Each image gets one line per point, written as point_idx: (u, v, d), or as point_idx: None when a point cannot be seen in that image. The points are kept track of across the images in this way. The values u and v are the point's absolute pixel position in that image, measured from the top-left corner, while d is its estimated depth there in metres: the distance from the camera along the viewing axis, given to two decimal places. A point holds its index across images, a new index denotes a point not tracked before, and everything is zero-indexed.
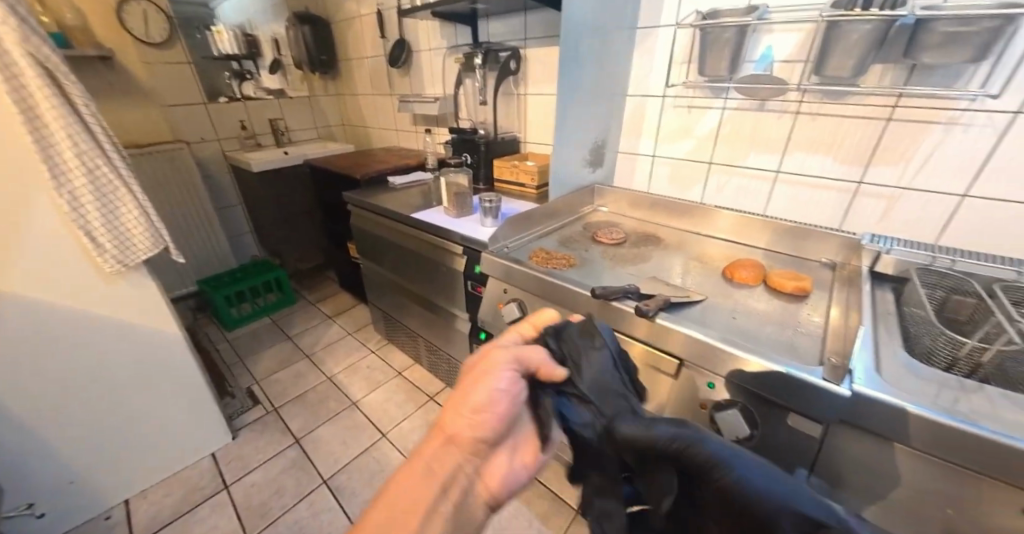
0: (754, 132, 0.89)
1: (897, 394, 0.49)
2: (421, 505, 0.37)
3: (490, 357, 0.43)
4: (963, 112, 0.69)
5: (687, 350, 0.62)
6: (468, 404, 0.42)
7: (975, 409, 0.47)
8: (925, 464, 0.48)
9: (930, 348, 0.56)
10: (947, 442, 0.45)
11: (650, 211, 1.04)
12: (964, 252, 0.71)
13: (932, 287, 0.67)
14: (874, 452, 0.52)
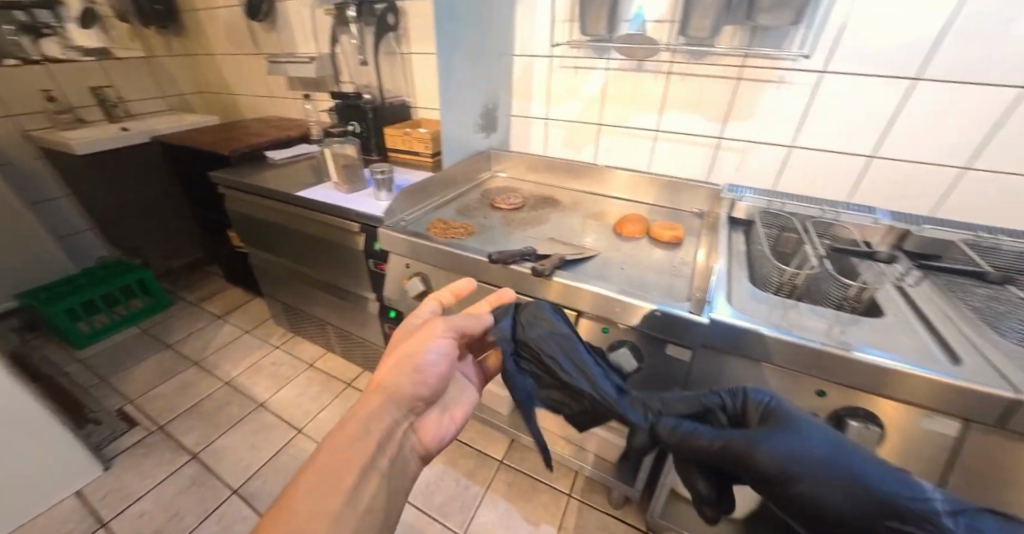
0: (635, 90, 0.96)
1: (738, 317, 0.58)
2: (359, 459, 0.40)
3: (430, 326, 0.50)
4: (788, 71, 0.83)
5: (578, 302, 0.67)
6: (407, 366, 0.47)
7: (793, 322, 0.58)
8: (757, 369, 0.60)
9: (766, 276, 0.69)
10: (771, 349, 0.56)
11: (545, 173, 1.10)
12: (791, 196, 0.89)
13: (770, 226, 0.80)
14: (726, 364, 0.62)
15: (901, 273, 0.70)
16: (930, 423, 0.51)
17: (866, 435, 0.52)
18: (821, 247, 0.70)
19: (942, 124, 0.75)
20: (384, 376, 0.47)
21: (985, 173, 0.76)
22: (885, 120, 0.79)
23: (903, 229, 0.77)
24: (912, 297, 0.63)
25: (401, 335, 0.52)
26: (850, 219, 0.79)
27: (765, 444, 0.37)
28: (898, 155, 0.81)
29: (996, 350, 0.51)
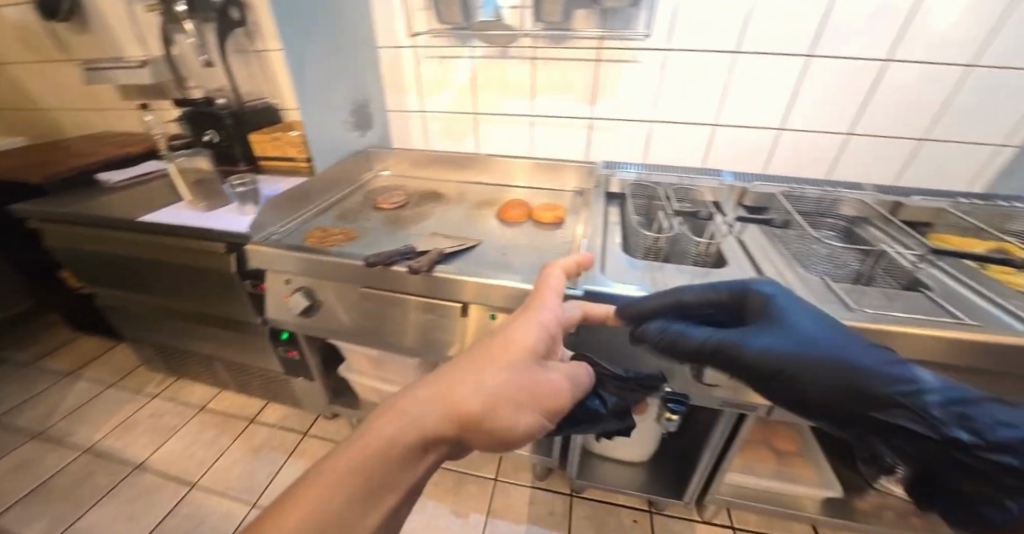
0: (502, 77, 1.01)
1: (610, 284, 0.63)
2: (386, 484, 0.30)
3: (542, 376, 0.37)
4: (638, 50, 0.92)
5: (464, 294, 0.68)
6: (501, 416, 0.34)
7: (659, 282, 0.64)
8: None
9: (634, 243, 0.77)
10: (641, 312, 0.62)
11: (431, 168, 1.12)
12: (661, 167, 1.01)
13: (638, 197, 0.88)
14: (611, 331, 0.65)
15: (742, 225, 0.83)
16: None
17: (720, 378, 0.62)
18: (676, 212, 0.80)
19: (755, 90, 0.94)
20: (477, 391, 0.34)
21: (794, 131, 0.98)
22: (719, 91, 0.94)
23: (736, 189, 0.91)
24: (747, 246, 0.75)
25: (514, 340, 0.38)
26: (704, 183, 0.92)
27: (751, 340, 0.39)
28: (735, 122, 0.98)
29: (798, 283, 0.65)
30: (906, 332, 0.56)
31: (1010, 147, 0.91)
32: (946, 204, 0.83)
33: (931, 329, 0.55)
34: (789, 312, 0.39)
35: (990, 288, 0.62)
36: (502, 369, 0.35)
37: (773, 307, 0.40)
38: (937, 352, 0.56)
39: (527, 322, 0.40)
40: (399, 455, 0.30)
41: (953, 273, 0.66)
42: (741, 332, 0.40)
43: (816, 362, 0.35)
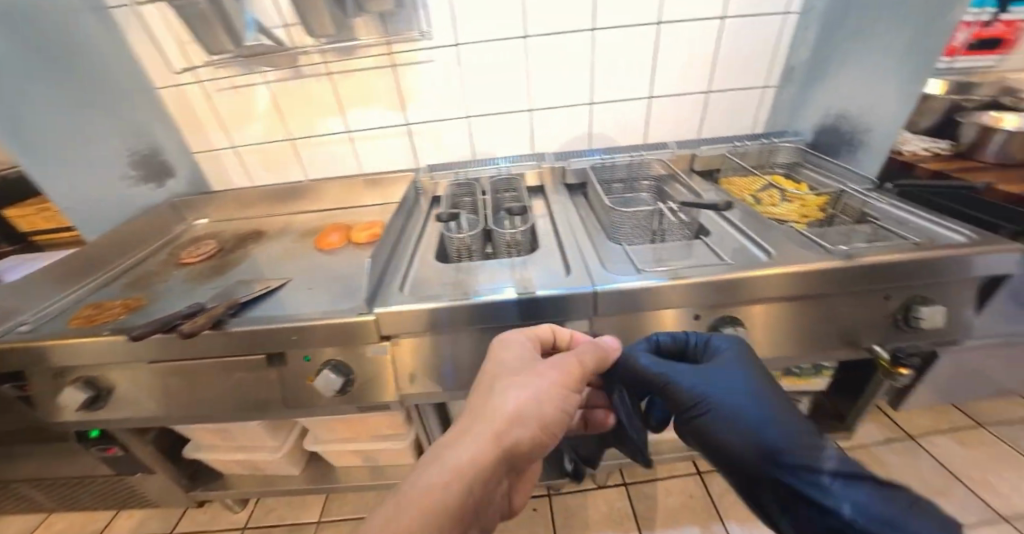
0: (305, 98, 0.97)
1: (429, 298, 0.67)
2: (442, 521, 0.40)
3: (554, 395, 0.48)
4: (428, 50, 0.93)
5: (264, 343, 0.64)
6: (527, 413, 0.46)
7: (458, 282, 0.72)
8: (448, 337, 0.69)
9: (446, 248, 0.83)
10: (445, 317, 0.66)
11: (256, 206, 1.03)
12: (481, 162, 1.05)
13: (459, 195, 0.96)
14: (427, 344, 0.69)
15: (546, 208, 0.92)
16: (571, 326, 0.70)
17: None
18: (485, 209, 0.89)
19: (551, 71, 0.97)
20: (502, 413, 0.45)
21: (600, 104, 1.03)
22: (521, 77, 0.98)
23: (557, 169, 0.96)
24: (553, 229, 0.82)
25: (513, 355, 0.52)
26: (515, 167, 0.98)
27: (691, 383, 0.46)
28: (546, 104, 1.02)
29: (597, 256, 0.73)
30: (672, 282, 0.67)
31: (771, 87, 1.05)
32: (725, 150, 1.01)
33: (699, 278, 0.68)
34: (737, 355, 0.49)
35: (751, 230, 0.78)
36: (511, 378, 0.48)
37: (726, 350, 0.50)
38: (695, 293, 0.68)
39: (508, 342, 0.54)
40: (450, 490, 0.41)
41: (734, 222, 0.82)
42: (688, 373, 0.47)
43: (739, 406, 0.44)
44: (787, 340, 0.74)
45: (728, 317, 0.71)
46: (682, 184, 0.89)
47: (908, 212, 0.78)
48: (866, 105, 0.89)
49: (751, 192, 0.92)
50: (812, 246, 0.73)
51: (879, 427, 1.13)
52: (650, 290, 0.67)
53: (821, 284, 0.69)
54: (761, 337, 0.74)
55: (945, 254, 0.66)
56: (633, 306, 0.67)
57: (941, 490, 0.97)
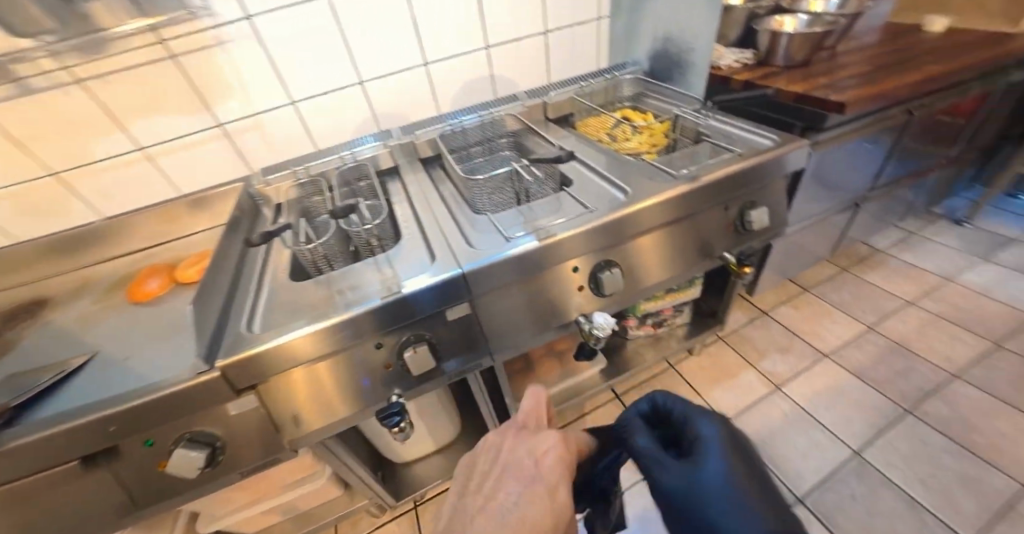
0: (58, 118, 0.73)
1: (298, 322, 0.58)
2: None
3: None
4: (217, 29, 0.76)
5: (70, 449, 0.50)
6: None
7: (320, 298, 0.63)
8: (326, 364, 0.62)
9: (299, 261, 0.74)
10: (318, 343, 0.59)
11: (26, 269, 0.79)
12: (324, 152, 0.94)
13: (310, 197, 0.88)
14: (305, 379, 0.61)
15: (404, 190, 0.90)
16: (454, 312, 0.68)
17: (417, 355, 0.64)
18: (339, 203, 0.81)
19: (376, 35, 0.86)
20: None
21: (437, 63, 0.95)
22: (340, 45, 0.85)
23: (408, 145, 0.94)
24: (417, 212, 0.81)
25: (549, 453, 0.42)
26: (363, 154, 0.92)
27: (666, 473, 0.39)
28: (382, 74, 0.91)
29: (464, 236, 0.72)
30: (539, 242, 0.67)
31: (605, 17, 1.07)
32: (572, 93, 1.04)
33: (564, 234, 0.68)
34: (719, 456, 0.38)
35: (608, 172, 0.82)
36: (562, 489, 0.38)
37: (704, 448, 0.39)
38: (563, 249, 0.69)
39: (539, 435, 0.42)
40: None
41: (595, 169, 0.84)
42: (667, 462, 0.40)
43: (713, 515, 0.34)
44: (654, 266, 0.80)
45: (605, 260, 0.75)
46: (535, 139, 0.94)
47: (724, 125, 0.90)
48: (687, 22, 0.94)
49: (606, 130, 0.96)
50: (660, 174, 0.79)
51: (742, 309, 1.35)
52: (520, 256, 0.67)
53: (675, 210, 0.75)
54: (632, 269, 0.78)
55: (747, 160, 0.78)
56: (519, 273, 0.68)
57: (788, 347, 1.21)
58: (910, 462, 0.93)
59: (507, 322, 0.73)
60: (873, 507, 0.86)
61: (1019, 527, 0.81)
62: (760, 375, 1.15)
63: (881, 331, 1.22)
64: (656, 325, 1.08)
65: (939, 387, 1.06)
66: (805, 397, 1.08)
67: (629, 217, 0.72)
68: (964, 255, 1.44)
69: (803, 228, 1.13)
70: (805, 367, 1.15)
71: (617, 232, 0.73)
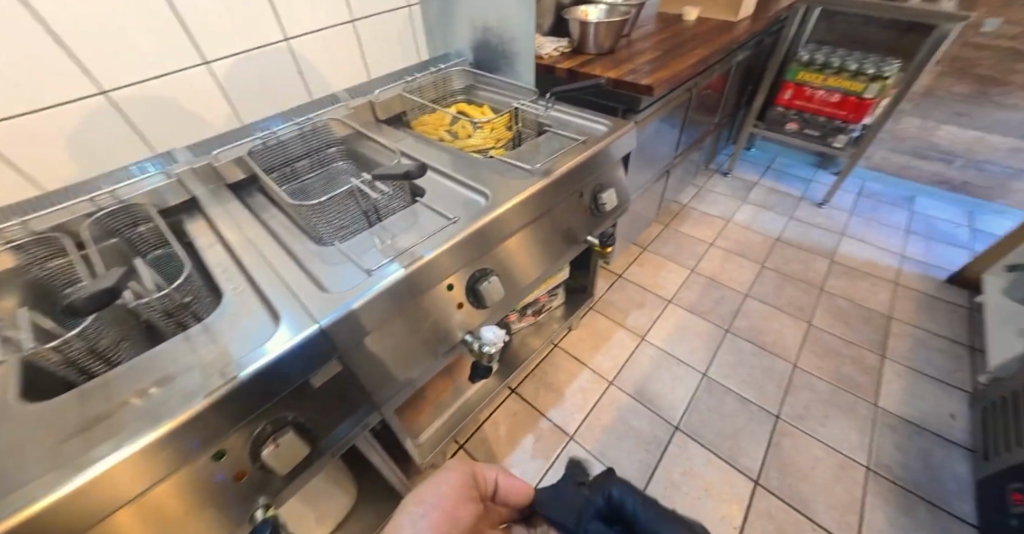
0: None
1: (64, 470, 0.38)
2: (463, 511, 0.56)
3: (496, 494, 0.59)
4: None
5: None
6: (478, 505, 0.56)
7: (103, 422, 0.42)
8: (142, 508, 0.43)
9: (51, 369, 0.48)
10: (121, 486, 0.40)
11: None
12: (61, 195, 0.65)
13: (44, 261, 0.58)
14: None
15: (211, 230, 0.68)
16: (319, 378, 0.54)
17: (280, 449, 0.50)
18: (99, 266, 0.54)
19: (117, 27, 0.65)
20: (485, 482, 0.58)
21: (223, 61, 0.79)
22: (55, 50, 0.61)
23: (202, 168, 0.73)
24: (236, 254, 0.62)
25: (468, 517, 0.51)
26: (132, 192, 0.67)
27: None
28: (142, 77, 0.70)
29: (312, 278, 0.58)
30: (407, 269, 0.59)
31: (414, 5, 1.07)
32: (399, 90, 1.00)
33: (433, 255, 0.61)
34: None
35: (462, 174, 0.78)
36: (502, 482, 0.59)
37: None
38: (435, 267, 0.62)
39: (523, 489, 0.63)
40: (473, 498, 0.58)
41: (450, 175, 0.79)
42: None
43: None
44: (527, 263, 0.80)
45: (481, 270, 0.71)
46: (371, 151, 0.86)
47: (558, 113, 0.95)
48: (500, 14, 0.99)
49: (445, 127, 0.96)
50: (511, 170, 0.79)
51: (602, 276, 1.51)
52: (390, 291, 0.57)
53: (537, 208, 0.76)
54: (508, 272, 0.77)
55: (589, 150, 0.83)
56: (393, 306, 0.59)
57: (642, 301, 1.41)
58: (735, 370, 1.19)
59: (391, 364, 0.63)
60: (720, 415, 1.09)
61: (799, 395, 1.13)
62: (627, 331, 1.32)
63: (699, 272, 1.52)
64: (536, 313, 1.14)
65: (741, 305, 1.39)
66: (662, 340, 1.28)
67: (496, 221, 0.69)
68: (734, 200, 1.90)
69: (634, 198, 1.30)
70: (657, 315, 1.36)
71: (487, 241, 0.70)
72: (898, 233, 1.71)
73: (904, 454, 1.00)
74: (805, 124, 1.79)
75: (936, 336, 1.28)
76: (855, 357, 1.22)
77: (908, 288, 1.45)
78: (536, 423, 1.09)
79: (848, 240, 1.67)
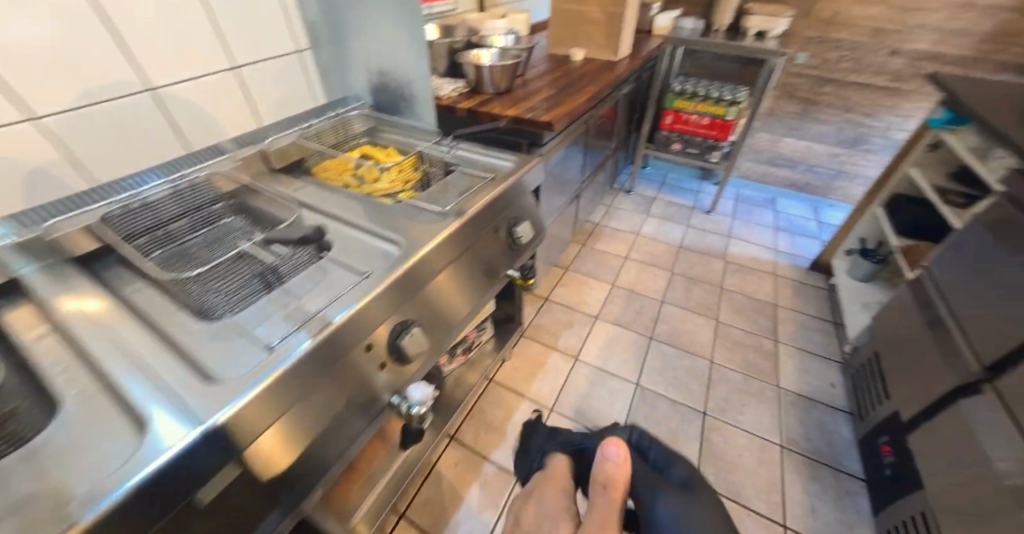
0: None
1: None
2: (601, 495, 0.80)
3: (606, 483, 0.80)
4: None
5: None
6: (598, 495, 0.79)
7: None
8: None
9: None
10: None
11: None
12: None
13: None
14: None
15: (45, 319, 0.54)
16: (209, 491, 0.45)
17: None
18: None
19: None
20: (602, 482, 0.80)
21: (60, 115, 0.67)
22: None
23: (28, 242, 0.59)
24: (78, 347, 0.50)
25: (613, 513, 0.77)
26: None
27: None
28: None
29: (193, 364, 0.49)
30: (311, 344, 0.52)
31: (305, 50, 1.05)
32: (295, 137, 0.94)
33: (341, 323, 0.55)
34: None
35: (373, 224, 0.74)
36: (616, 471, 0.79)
37: None
38: (350, 330, 0.57)
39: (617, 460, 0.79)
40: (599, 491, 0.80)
41: (358, 225, 0.74)
42: None
43: None
44: (452, 304, 0.78)
45: (400, 323, 0.66)
46: (266, 205, 0.79)
47: (464, 152, 0.97)
48: (396, 59, 1.01)
49: (349, 172, 0.92)
50: (423, 213, 0.77)
51: (531, 302, 1.54)
52: (292, 373, 0.50)
53: (452, 251, 0.74)
54: (432, 319, 0.73)
55: (501, 187, 0.85)
56: (300, 386, 0.52)
57: (570, 321, 1.46)
58: (662, 375, 1.28)
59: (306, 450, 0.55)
60: (656, 422, 1.15)
61: (718, 388, 1.24)
62: (560, 353, 1.34)
63: (618, 285, 1.63)
64: (466, 351, 1.12)
65: (659, 312, 1.51)
66: (595, 357, 1.33)
67: (411, 272, 0.66)
68: (639, 214, 2.08)
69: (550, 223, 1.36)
70: (586, 333, 1.41)
71: (405, 292, 0.66)
72: (771, 231, 2.01)
73: (806, 428, 1.14)
74: (687, 143, 2.04)
75: (811, 317, 1.51)
76: (756, 346, 1.39)
77: (783, 278, 1.71)
78: (480, 469, 1.04)
79: (735, 241, 1.92)
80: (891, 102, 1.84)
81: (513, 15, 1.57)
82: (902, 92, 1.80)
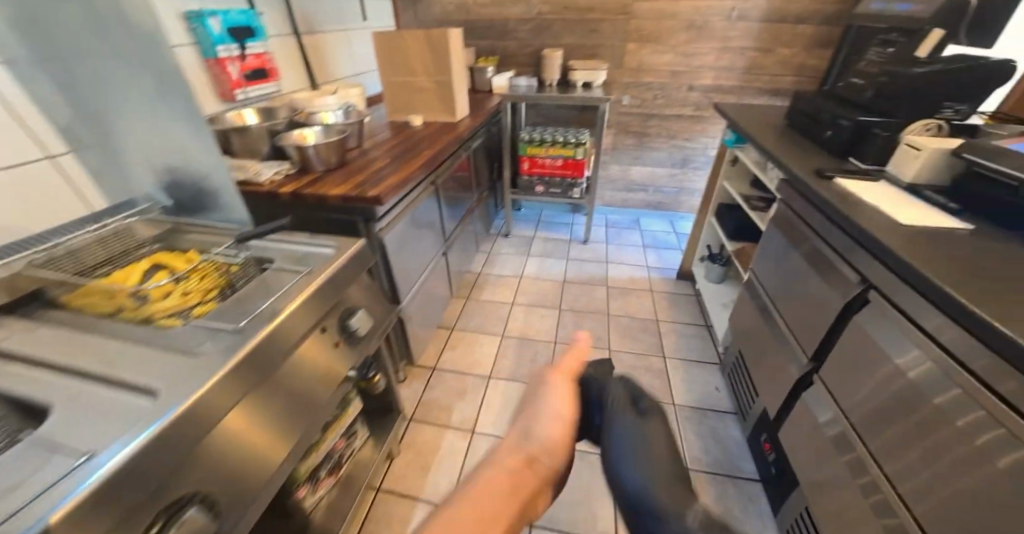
0: None
1: None
2: (507, 489, 0.62)
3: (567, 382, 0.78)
4: None
5: None
6: (533, 446, 0.69)
7: None
8: None
9: None
10: None
11: None
12: None
13: None
14: None
15: None
16: None
17: None
18: None
19: None
20: (573, 368, 0.81)
21: None
22: None
23: None
24: None
25: (573, 389, 0.78)
26: None
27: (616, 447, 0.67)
28: None
29: None
30: (107, 475, 0.41)
31: (60, 155, 0.88)
32: (25, 260, 0.70)
33: (152, 438, 0.45)
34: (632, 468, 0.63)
35: (128, 369, 0.54)
36: (563, 387, 0.77)
37: (617, 465, 0.65)
38: (174, 440, 0.48)
39: (556, 387, 0.77)
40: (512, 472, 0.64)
41: (102, 374, 0.53)
42: (614, 447, 0.67)
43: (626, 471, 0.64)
44: (279, 422, 0.64)
45: (173, 504, 0.49)
46: None
47: (289, 247, 0.84)
48: (180, 153, 0.82)
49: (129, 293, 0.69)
50: (206, 338, 0.60)
51: (418, 378, 1.40)
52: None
53: (266, 363, 0.61)
54: (251, 451, 0.60)
55: (323, 278, 0.73)
56: None
57: (463, 389, 1.35)
58: None
59: None
60: None
61: None
62: (456, 430, 1.22)
63: (509, 334, 1.58)
64: (337, 469, 0.94)
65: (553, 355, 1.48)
66: (492, 425, 1.23)
67: (201, 409, 0.51)
68: (520, 256, 2.11)
69: (411, 293, 1.27)
70: (481, 398, 1.32)
71: (183, 452, 0.49)
72: (639, 249, 2.19)
73: (702, 440, 1.16)
74: (547, 184, 2.16)
75: (685, 324, 1.63)
76: (645, 366, 1.43)
77: (658, 292, 1.83)
78: None
79: (611, 265, 2.04)
80: (700, 127, 2.19)
81: (344, 90, 1.54)
82: (704, 118, 2.16)
